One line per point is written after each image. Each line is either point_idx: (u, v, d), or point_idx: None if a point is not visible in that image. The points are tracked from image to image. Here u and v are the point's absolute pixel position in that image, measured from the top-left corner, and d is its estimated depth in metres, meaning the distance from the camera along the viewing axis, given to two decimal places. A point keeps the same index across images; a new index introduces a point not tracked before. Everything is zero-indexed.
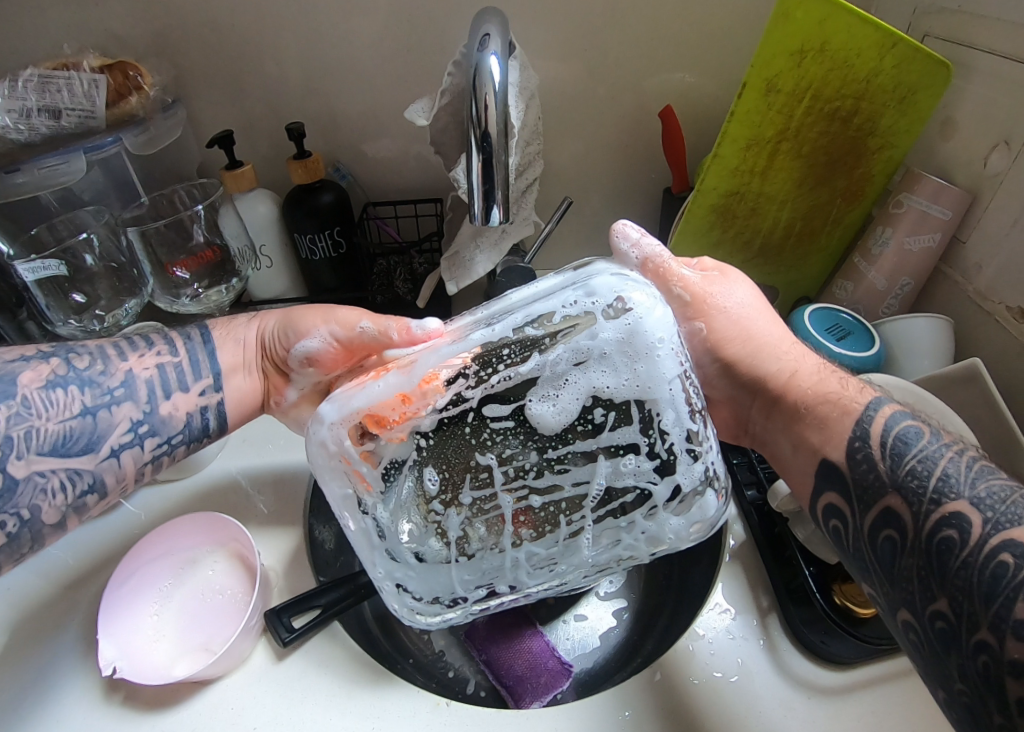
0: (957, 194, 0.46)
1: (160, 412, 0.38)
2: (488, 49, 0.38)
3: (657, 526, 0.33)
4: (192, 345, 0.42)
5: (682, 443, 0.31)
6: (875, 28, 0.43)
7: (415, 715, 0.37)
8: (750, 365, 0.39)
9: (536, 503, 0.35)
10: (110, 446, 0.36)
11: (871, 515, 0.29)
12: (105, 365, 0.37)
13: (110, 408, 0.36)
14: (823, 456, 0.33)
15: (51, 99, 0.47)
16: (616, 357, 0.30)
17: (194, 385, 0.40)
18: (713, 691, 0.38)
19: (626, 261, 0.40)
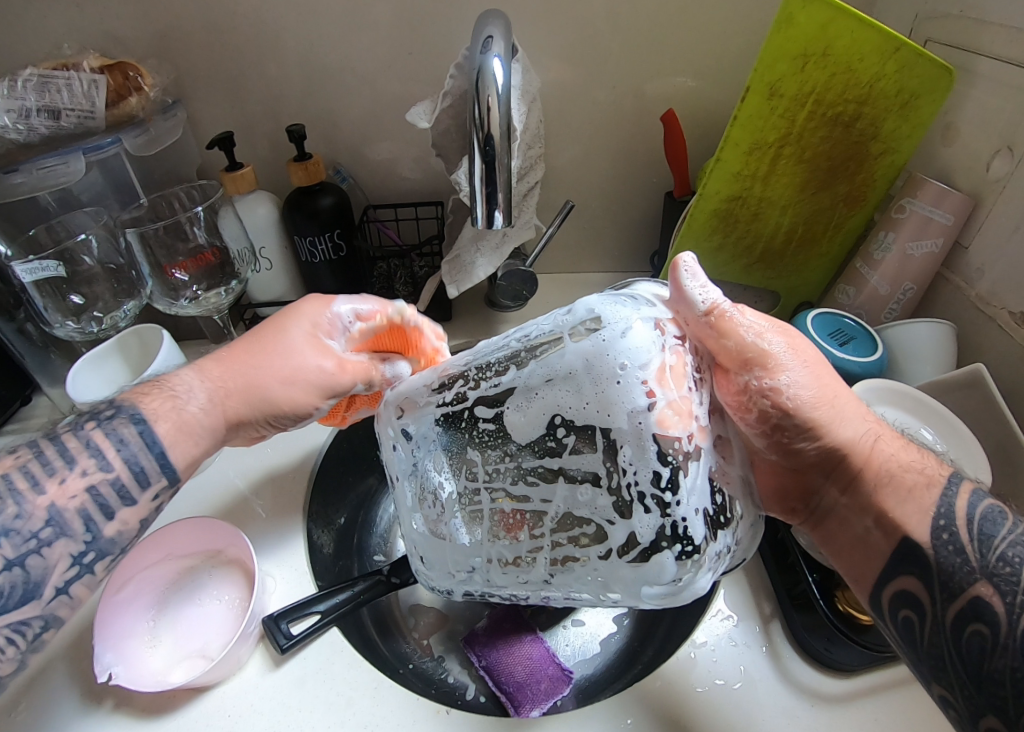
0: (960, 200, 0.46)
1: (107, 534, 0.31)
2: (491, 51, 0.37)
3: (607, 566, 0.30)
4: (126, 449, 0.31)
5: (650, 488, 0.28)
6: (877, 33, 0.43)
7: (413, 721, 0.37)
8: (825, 433, 0.32)
9: (507, 508, 0.33)
10: (54, 587, 0.29)
11: (956, 606, 0.27)
12: (18, 506, 0.28)
13: (42, 551, 0.28)
14: (900, 533, 0.30)
15: (51, 98, 0.46)
16: (582, 377, 0.28)
17: (145, 494, 0.32)
18: (716, 700, 0.37)
19: (690, 306, 0.30)
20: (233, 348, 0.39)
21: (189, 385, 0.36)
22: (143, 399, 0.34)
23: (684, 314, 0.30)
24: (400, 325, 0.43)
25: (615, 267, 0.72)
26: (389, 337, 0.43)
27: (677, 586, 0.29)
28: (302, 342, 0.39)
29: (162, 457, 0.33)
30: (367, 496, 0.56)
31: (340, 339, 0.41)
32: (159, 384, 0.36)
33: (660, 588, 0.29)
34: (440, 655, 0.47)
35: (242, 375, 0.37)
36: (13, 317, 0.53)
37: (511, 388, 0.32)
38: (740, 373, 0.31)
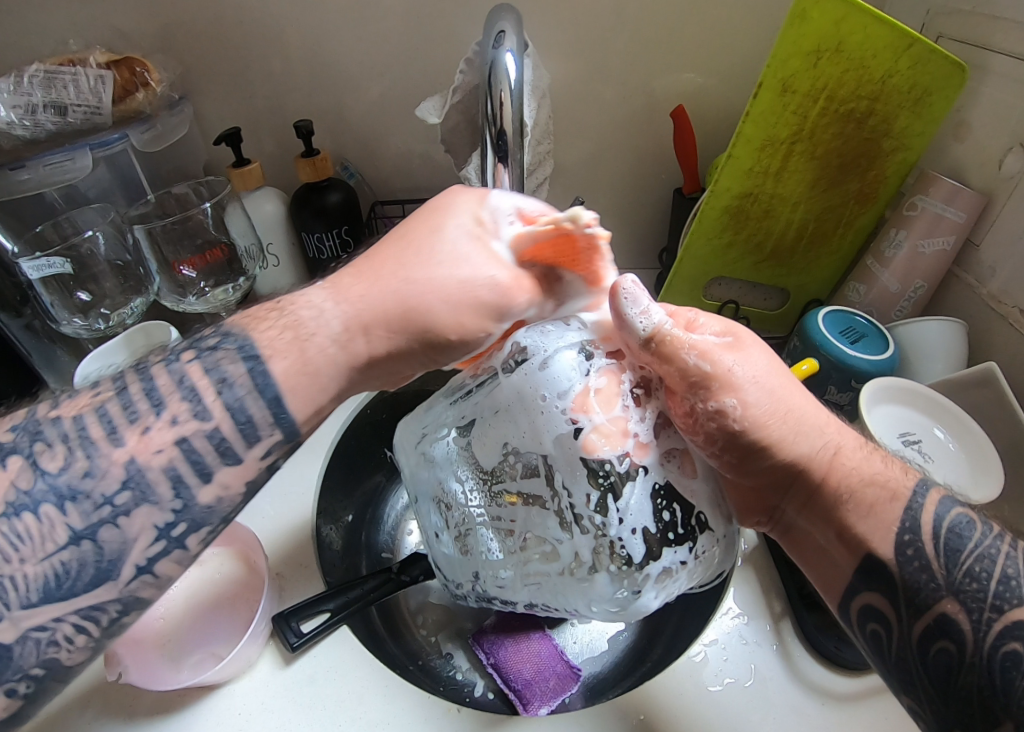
0: (972, 197, 0.46)
1: (200, 502, 0.25)
2: (504, 46, 0.37)
3: (562, 582, 0.32)
4: (228, 395, 0.26)
5: (585, 510, 0.29)
6: (891, 28, 0.43)
7: (423, 720, 0.36)
8: (780, 450, 0.30)
9: (479, 534, 0.34)
10: (133, 565, 0.24)
11: (922, 622, 0.26)
12: (89, 461, 0.24)
13: (118, 522, 0.24)
14: (867, 550, 0.28)
15: (57, 94, 0.46)
16: (518, 410, 0.31)
17: (248, 451, 0.26)
18: (728, 699, 0.37)
19: (631, 332, 0.30)
20: (370, 257, 0.32)
21: (318, 308, 0.29)
22: (256, 328, 0.28)
23: (625, 337, 0.31)
24: (569, 232, 0.30)
25: (623, 264, 0.72)
26: (551, 251, 0.32)
27: (624, 602, 0.30)
28: (466, 243, 0.31)
29: (270, 403, 0.27)
30: (375, 493, 0.55)
31: (502, 241, 0.32)
32: (278, 310, 0.30)
33: (608, 606, 0.31)
34: (448, 652, 0.47)
35: (395, 291, 0.30)
36: (19, 314, 0.53)
37: (473, 422, 0.34)
38: (680, 397, 0.30)
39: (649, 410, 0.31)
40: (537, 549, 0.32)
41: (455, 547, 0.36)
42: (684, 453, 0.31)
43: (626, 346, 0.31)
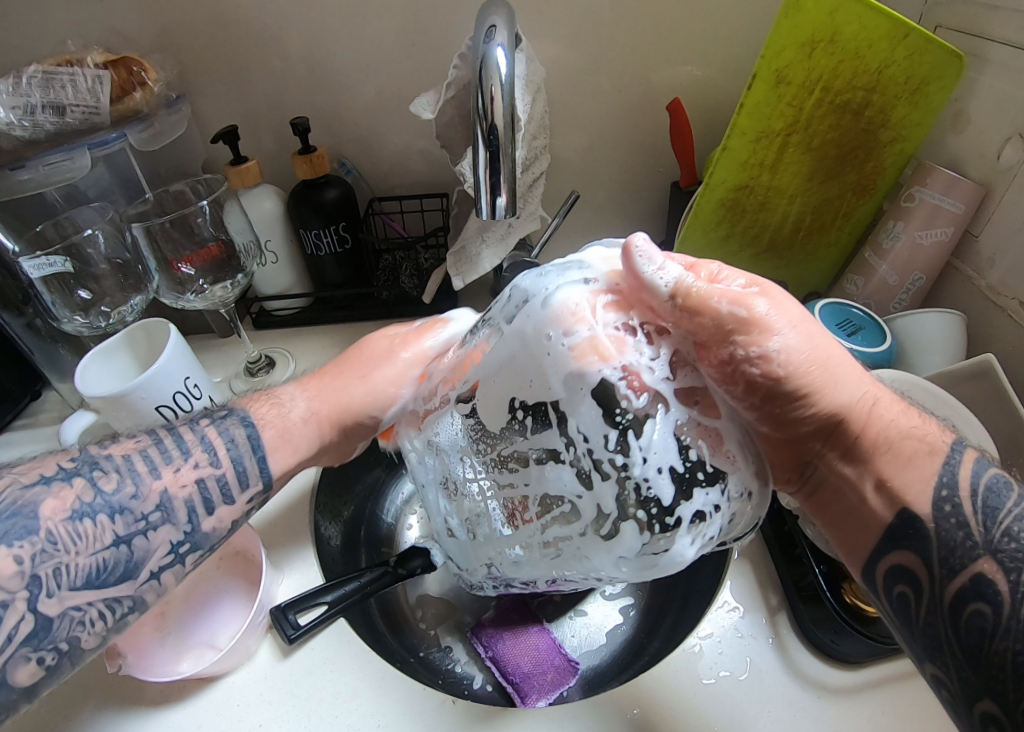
0: (970, 188, 0.46)
1: (203, 529, 0.31)
2: (495, 40, 0.37)
3: (586, 544, 0.29)
4: (235, 449, 0.33)
5: (604, 454, 0.26)
6: (887, 18, 0.43)
7: (421, 712, 0.37)
8: (823, 398, 0.29)
9: (500, 497, 0.31)
10: (149, 571, 0.28)
11: (956, 583, 0.26)
12: (134, 485, 0.28)
13: (148, 534, 0.28)
14: (901, 504, 0.28)
15: (55, 95, 0.47)
16: (522, 359, 0.28)
17: (243, 494, 0.32)
18: (722, 691, 0.37)
19: (653, 292, 0.27)
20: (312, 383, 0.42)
21: (291, 395, 0.39)
22: (252, 407, 0.37)
23: (645, 299, 0.28)
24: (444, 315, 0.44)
25: None
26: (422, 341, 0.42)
27: (654, 554, 0.27)
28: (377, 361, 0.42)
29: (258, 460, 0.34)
30: (374, 487, 0.56)
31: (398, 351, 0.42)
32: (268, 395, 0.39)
33: (638, 560, 0.28)
34: (447, 645, 0.48)
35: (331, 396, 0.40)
36: (21, 312, 0.53)
37: (477, 382, 0.31)
38: (713, 345, 0.27)
39: (666, 352, 0.27)
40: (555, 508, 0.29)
41: (474, 519, 0.34)
42: (714, 401, 0.28)
43: (645, 303, 0.28)
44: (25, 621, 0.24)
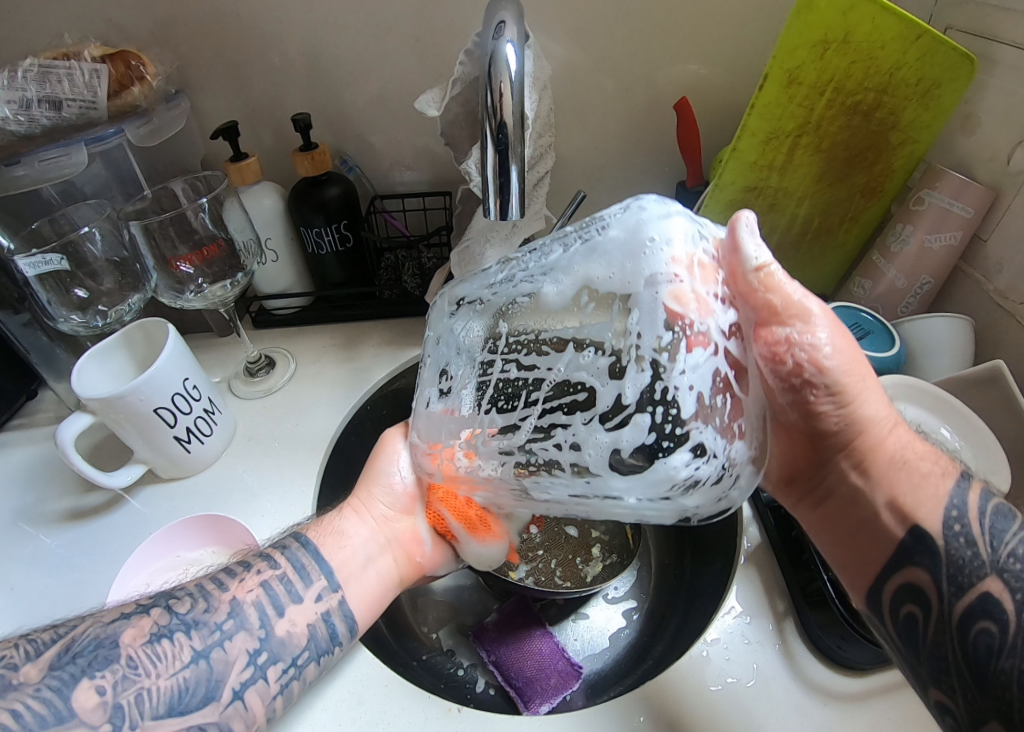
0: (980, 192, 0.45)
1: (277, 633, 0.33)
2: (504, 38, 0.36)
3: (586, 434, 0.27)
4: (290, 553, 0.37)
5: (649, 350, 0.25)
6: (899, 19, 0.42)
7: (424, 720, 0.35)
8: (854, 402, 0.33)
9: (513, 373, 0.30)
10: (230, 688, 0.30)
11: (964, 601, 0.28)
12: (207, 602, 0.32)
13: (224, 644, 0.31)
14: (912, 520, 0.31)
15: (52, 89, 0.46)
16: (614, 245, 0.26)
17: (308, 591, 0.35)
18: (729, 698, 0.37)
19: (741, 259, 0.29)
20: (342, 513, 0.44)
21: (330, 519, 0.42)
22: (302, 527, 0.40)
23: (731, 264, 0.29)
24: None
25: None
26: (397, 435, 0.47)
27: (649, 465, 0.26)
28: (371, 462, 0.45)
29: (316, 556, 0.37)
30: None
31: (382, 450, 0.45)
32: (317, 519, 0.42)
33: (639, 476, 0.27)
34: (450, 648, 0.48)
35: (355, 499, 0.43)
36: (17, 312, 0.52)
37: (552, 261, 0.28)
38: (778, 323, 0.30)
39: (735, 317, 0.28)
40: (569, 395, 0.28)
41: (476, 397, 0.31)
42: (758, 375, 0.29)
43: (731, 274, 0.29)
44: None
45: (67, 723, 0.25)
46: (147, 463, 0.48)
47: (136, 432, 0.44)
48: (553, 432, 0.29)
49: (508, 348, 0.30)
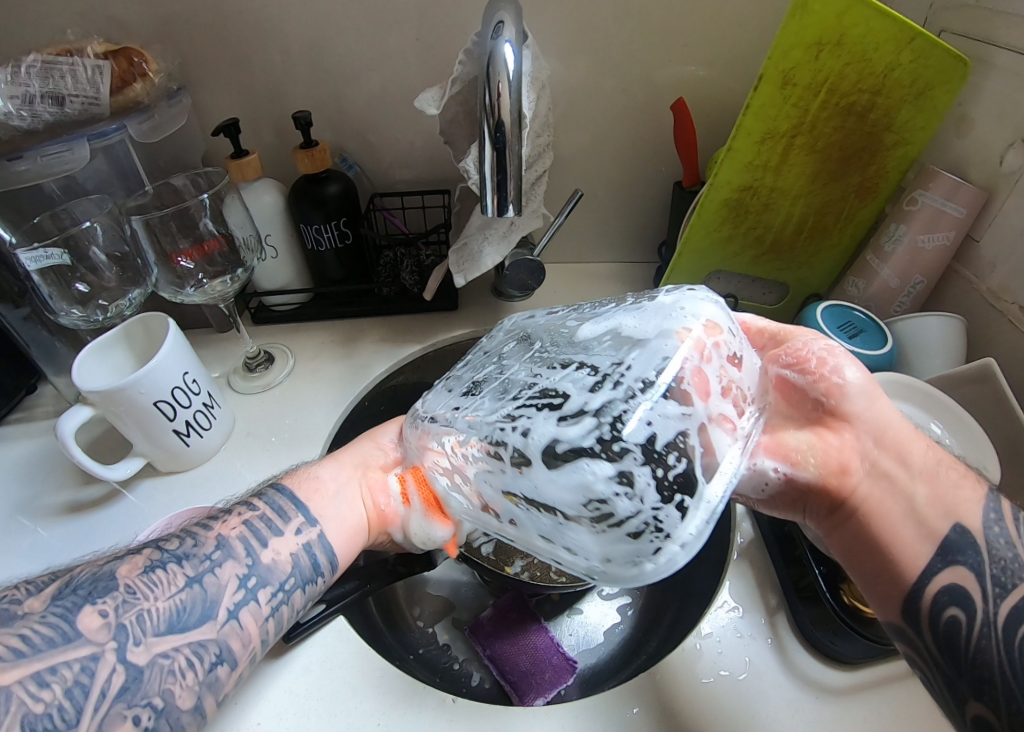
0: (973, 193, 0.46)
1: (265, 561, 0.33)
2: (503, 37, 0.37)
3: (541, 424, 0.27)
4: (268, 495, 0.36)
5: (632, 380, 0.26)
6: (893, 21, 0.43)
7: (420, 710, 0.37)
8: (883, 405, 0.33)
9: (519, 375, 0.32)
10: (225, 609, 0.30)
11: (1009, 601, 0.28)
12: (193, 538, 0.32)
13: (215, 571, 0.31)
14: (952, 517, 0.30)
15: (54, 85, 0.46)
16: (654, 309, 0.30)
17: (288, 525, 0.35)
18: (721, 692, 0.37)
19: None
20: None
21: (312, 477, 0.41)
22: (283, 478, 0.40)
23: None
24: None
25: (622, 260, 0.72)
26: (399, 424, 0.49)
27: (580, 470, 0.25)
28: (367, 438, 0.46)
29: (297, 502, 0.37)
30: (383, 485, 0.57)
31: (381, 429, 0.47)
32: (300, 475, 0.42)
33: (570, 481, 0.26)
34: (445, 643, 0.49)
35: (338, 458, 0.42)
36: (17, 306, 0.52)
37: (602, 314, 0.34)
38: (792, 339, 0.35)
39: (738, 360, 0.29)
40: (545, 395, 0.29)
41: (482, 388, 0.34)
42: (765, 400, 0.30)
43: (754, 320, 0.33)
44: (117, 672, 0.25)
45: (73, 643, 0.25)
46: (146, 457, 0.48)
47: (135, 425, 0.45)
48: (515, 420, 0.29)
49: (530, 360, 0.33)
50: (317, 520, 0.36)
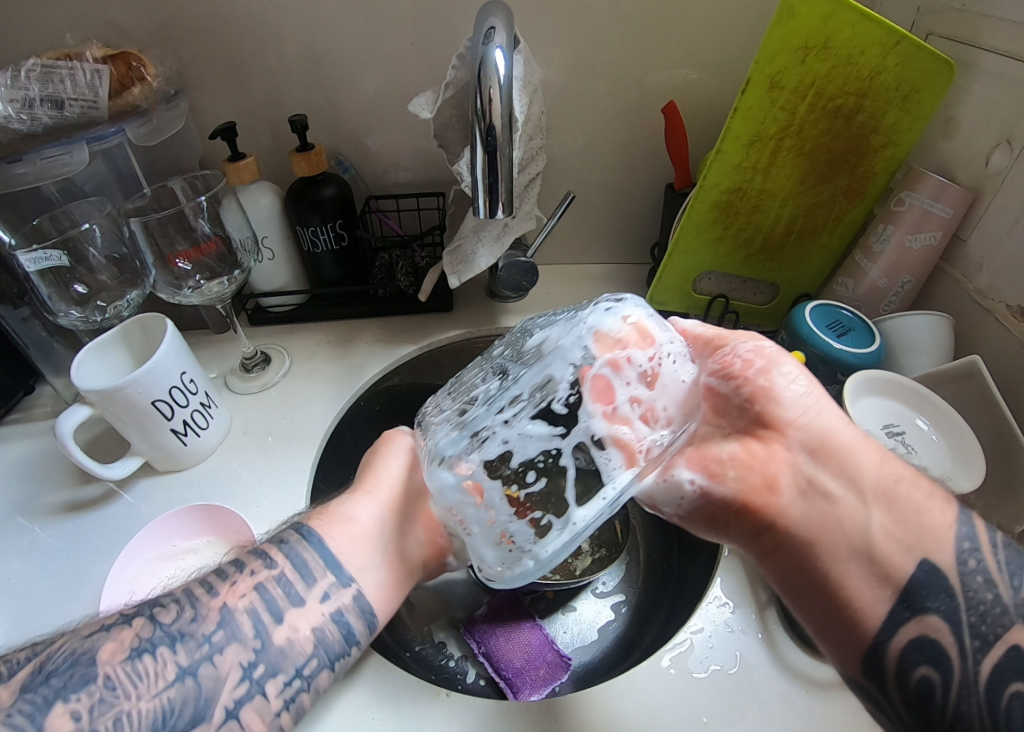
0: (959, 193, 0.47)
1: (274, 643, 0.32)
2: (493, 42, 0.37)
3: (448, 430, 0.33)
4: (289, 548, 0.36)
5: (512, 404, 0.31)
6: (878, 26, 0.43)
7: (413, 700, 0.37)
8: (825, 430, 0.36)
9: (478, 377, 0.38)
10: (222, 706, 0.29)
11: (993, 655, 0.29)
12: (196, 611, 0.32)
13: (214, 659, 0.30)
14: (925, 555, 0.32)
15: (54, 89, 0.47)
16: (571, 328, 0.33)
17: (311, 593, 0.34)
18: (714, 686, 0.38)
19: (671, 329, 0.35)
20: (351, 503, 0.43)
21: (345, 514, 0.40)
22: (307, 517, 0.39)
23: (661, 333, 0.33)
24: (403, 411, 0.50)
25: (615, 260, 0.73)
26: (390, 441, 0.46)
27: (450, 473, 0.31)
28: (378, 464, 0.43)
29: (330, 559, 0.36)
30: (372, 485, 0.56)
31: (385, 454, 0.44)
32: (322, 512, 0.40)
33: (448, 485, 0.31)
34: (440, 641, 0.49)
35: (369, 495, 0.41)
36: (17, 307, 0.53)
37: (554, 321, 0.37)
38: (726, 347, 0.39)
39: (660, 375, 0.32)
40: (469, 402, 0.35)
41: (458, 384, 0.40)
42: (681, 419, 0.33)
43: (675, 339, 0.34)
44: None
45: None
46: (144, 456, 0.49)
47: (133, 426, 0.46)
48: (444, 421, 0.35)
49: (493, 363, 0.38)
50: (355, 578, 0.36)
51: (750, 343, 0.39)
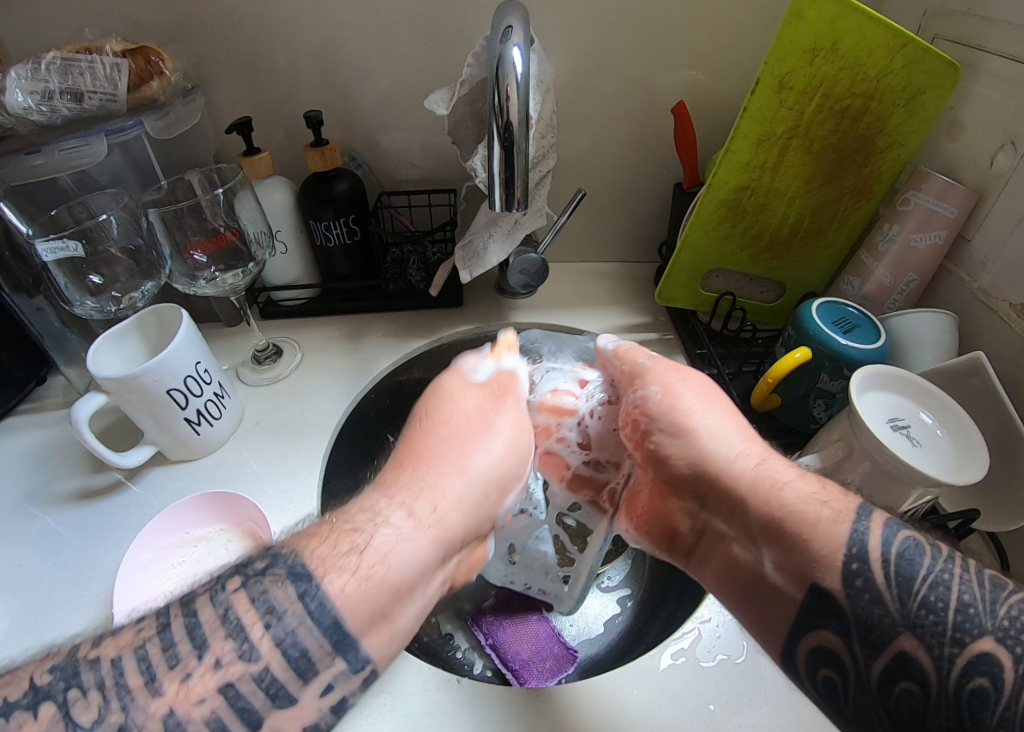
0: (964, 193, 0.47)
1: None
2: (511, 39, 0.38)
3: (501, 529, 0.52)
4: (282, 632, 0.27)
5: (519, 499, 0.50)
6: (886, 29, 0.44)
7: (426, 688, 0.37)
8: (717, 472, 0.38)
9: None
10: None
11: (881, 660, 0.27)
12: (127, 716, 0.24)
13: None
14: (813, 581, 0.31)
15: (74, 81, 0.47)
16: None
17: (309, 690, 0.27)
18: (721, 674, 0.38)
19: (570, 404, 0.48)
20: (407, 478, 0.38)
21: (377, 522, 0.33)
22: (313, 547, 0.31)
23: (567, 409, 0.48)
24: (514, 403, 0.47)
25: (623, 259, 0.73)
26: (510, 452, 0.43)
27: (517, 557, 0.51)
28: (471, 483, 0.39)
29: (341, 639, 0.28)
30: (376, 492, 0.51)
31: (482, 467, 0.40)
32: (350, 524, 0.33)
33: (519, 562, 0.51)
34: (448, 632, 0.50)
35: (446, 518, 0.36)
36: (32, 296, 0.54)
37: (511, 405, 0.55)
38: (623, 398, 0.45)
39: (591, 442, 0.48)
40: None
41: None
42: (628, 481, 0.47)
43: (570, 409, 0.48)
44: None
45: None
46: (157, 445, 0.49)
47: (147, 415, 0.46)
48: None
49: None
50: (371, 657, 0.30)
51: (637, 392, 0.43)
